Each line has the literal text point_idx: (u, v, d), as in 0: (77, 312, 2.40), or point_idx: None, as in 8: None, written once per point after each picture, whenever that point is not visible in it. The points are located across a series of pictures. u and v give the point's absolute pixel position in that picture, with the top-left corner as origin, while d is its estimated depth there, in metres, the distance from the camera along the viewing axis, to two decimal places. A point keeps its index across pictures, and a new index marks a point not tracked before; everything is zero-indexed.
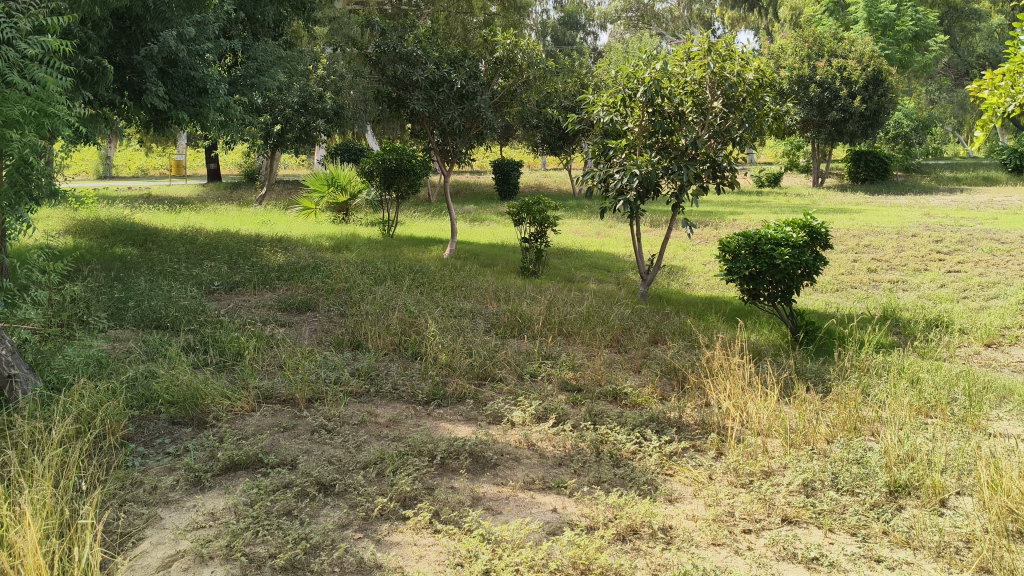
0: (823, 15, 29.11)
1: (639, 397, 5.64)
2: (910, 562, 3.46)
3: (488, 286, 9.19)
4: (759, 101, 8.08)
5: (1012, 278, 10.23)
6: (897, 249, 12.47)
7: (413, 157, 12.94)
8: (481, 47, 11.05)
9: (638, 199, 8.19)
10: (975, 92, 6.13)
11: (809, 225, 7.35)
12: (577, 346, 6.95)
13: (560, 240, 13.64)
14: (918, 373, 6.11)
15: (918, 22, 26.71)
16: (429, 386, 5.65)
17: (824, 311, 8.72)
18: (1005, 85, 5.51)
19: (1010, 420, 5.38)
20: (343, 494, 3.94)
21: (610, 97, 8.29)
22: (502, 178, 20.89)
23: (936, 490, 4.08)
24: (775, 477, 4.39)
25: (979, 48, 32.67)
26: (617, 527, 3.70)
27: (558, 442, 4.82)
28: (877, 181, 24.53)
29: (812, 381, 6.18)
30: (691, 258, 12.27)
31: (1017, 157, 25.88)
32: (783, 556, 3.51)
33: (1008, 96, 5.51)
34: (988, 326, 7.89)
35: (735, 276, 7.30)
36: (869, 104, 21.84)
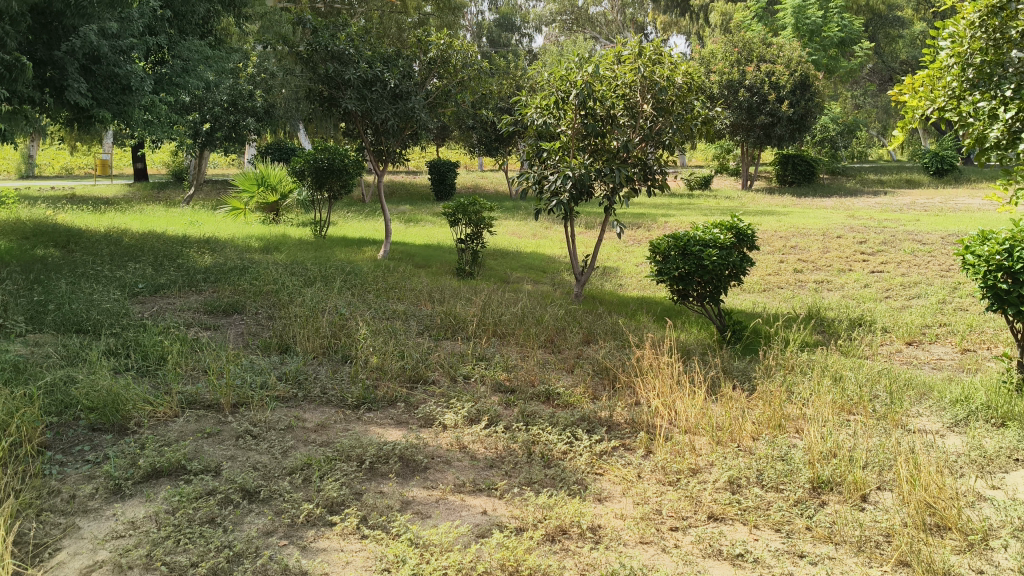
0: (753, 21, 29.69)
1: (572, 396, 5.62)
2: (833, 557, 3.50)
3: (421, 287, 9.11)
4: (688, 105, 8.17)
5: (933, 279, 10.51)
6: (823, 250, 12.72)
7: (345, 157, 12.75)
8: (415, 48, 11.03)
9: (572, 200, 8.13)
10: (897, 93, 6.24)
11: (736, 227, 7.44)
12: (511, 347, 6.92)
13: (496, 241, 13.61)
14: (841, 371, 6.23)
15: (844, 28, 27.37)
16: (359, 389, 5.53)
17: (751, 310, 8.85)
18: (924, 90, 5.63)
19: (930, 416, 5.52)
20: (268, 501, 3.82)
21: (543, 100, 8.26)
22: (438, 178, 20.74)
23: (857, 485, 4.14)
24: (701, 474, 4.42)
25: (902, 55, 33.63)
26: (546, 527, 3.67)
27: (490, 444, 4.78)
28: (804, 184, 25.07)
29: (739, 380, 6.25)
30: (624, 259, 12.38)
31: (938, 160, 26.67)
32: (710, 553, 3.52)
33: (927, 100, 5.65)
34: (909, 324, 8.09)
35: (665, 276, 7.33)
36: (796, 108, 22.35)
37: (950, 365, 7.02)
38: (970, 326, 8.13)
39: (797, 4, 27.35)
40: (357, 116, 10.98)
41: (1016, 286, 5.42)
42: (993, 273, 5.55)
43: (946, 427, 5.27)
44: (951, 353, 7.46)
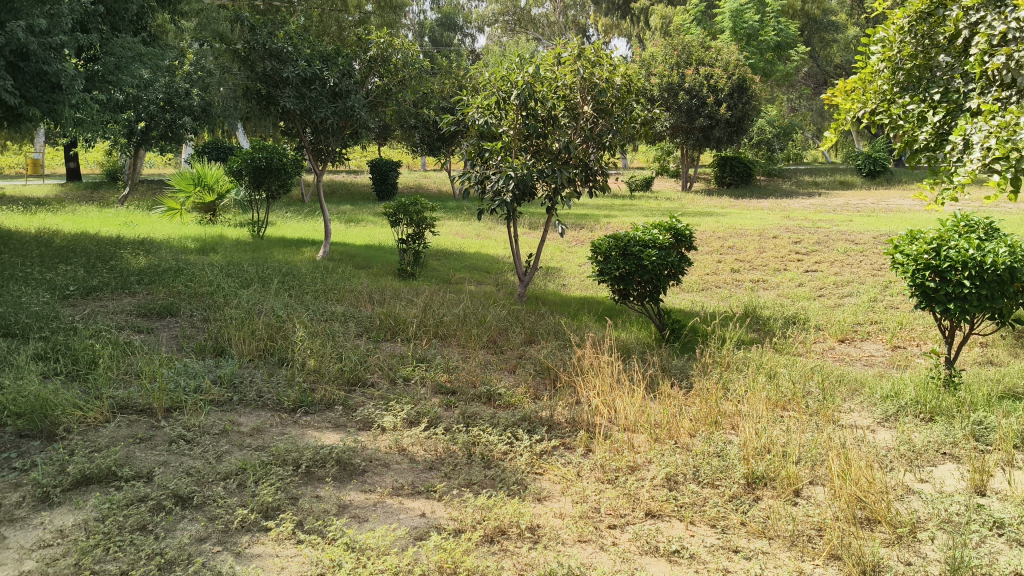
0: (692, 24, 30.06)
1: (513, 397, 5.60)
2: (766, 552, 3.54)
3: (362, 288, 9.01)
4: (628, 107, 8.28)
5: (865, 278, 10.74)
6: (760, 250, 12.92)
7: (283, 157, 12.57)
8: (354, 46, 11.00)
9: (514, 201, 8.07)
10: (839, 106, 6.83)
11: (675, 227, 7.51)
12: (452, 348, 6.87)
13: (438, 241, 13.54)
14: (776, 368, 6.33)
15: (780, 33, 27.93)
16: (296, 392, 5.44)
17: (689, 309, 8.94)
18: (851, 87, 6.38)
19: (861, 412, 5.63)
20: (201, 507, 3.73)
21: (484, 100, 8.17)
22: (380, 178, 20.57)
23: (790, 480, 4.20)
24: (639, 472, 4.45)
25: (836, 59, 34.39)
26: (484, 529, 3.64)
27: (429, 446, 4.73)
28: (741, 185, 25.46)
29: (677, 377, 6.31)
30: (566, 259, 12.42)
31: (871, 162, 27.22)
32: (647, 550, 3.53)
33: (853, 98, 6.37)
34: (841, 322, 8.26)
35: (606, 276, 7.36)
36: (734, 111, 22.68)
37: (880, 361, 7.19)
38: (900, 323, 8.33)
39: (734, 8, 27.77)
40: (295, 115, 10.79)
41: (944, 284, 5.55)
42: (920, 272, 5.67)
43: (877, 422, 5.37)
44: (882, 349, 7.64)
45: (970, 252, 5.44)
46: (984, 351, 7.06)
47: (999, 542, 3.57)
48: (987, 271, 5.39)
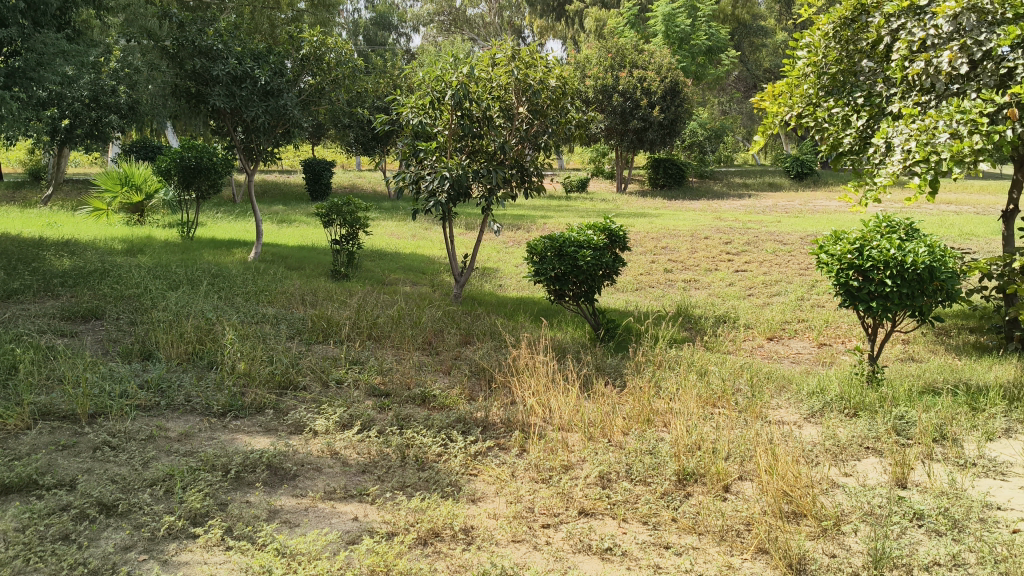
0: (626, 27, 30.38)
1: (447, 398, 5.57)
2: (696, 547, 3.59)
3: (294, 289, 8.88)
4: (562, 109, 8.32)
5: (793, 277, 10.99)
6: (692, 250, 13.12)
7: (214, 156, 12.34)
8: (286, 45, 10.92)
9: (449, 201, 8.03)
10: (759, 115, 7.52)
11: (609, 228, 7.58)
12: (386, 350, 6.82)
13: (372, 242, 13.44)
14: (707, 366, 6.43)
15: (711, 37, 28.45)
16: (225, 397, 5.33)
17: (624, 309, 9.02)
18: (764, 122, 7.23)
19: (788, 408, 5.75)
20: (127, 515, 3.63)
21: (418, 100, 8.07)
22: (313, 178, 20.29)
23: (720, 476, 4.28)
24: (573, 470, 4.47)
25: (765, 63, 35.13)
26: (418, 531, 3.62)
27: (362, 449, 4.68)
28: (674, 186, 25.82)
29: (611, 376, 6.36)
30: (502, 260, 12.43)
31: (799, 164, 27.81)
32: (580, 548, 3.56)
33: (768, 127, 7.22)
34: (770, 321, 8.43)
35: (541, 276, 7.35)
36: (667, 113, 23.00)
37: (807, 358, 7.35)
38: (826, 321, 8.54)
39: (667, 12, 28.14)
40: (224, 113, 10.58)
41: (867, 283, 5.71)
42: (844, 271, 5.81)
43: (804, 418, 5.50)
44: (809, 346, 7.82)
45: (891, 252, 5.59)
46: (905, 348, 7.28)
47: (919, 533, 3.68)
48: (908, 271, 5.55)
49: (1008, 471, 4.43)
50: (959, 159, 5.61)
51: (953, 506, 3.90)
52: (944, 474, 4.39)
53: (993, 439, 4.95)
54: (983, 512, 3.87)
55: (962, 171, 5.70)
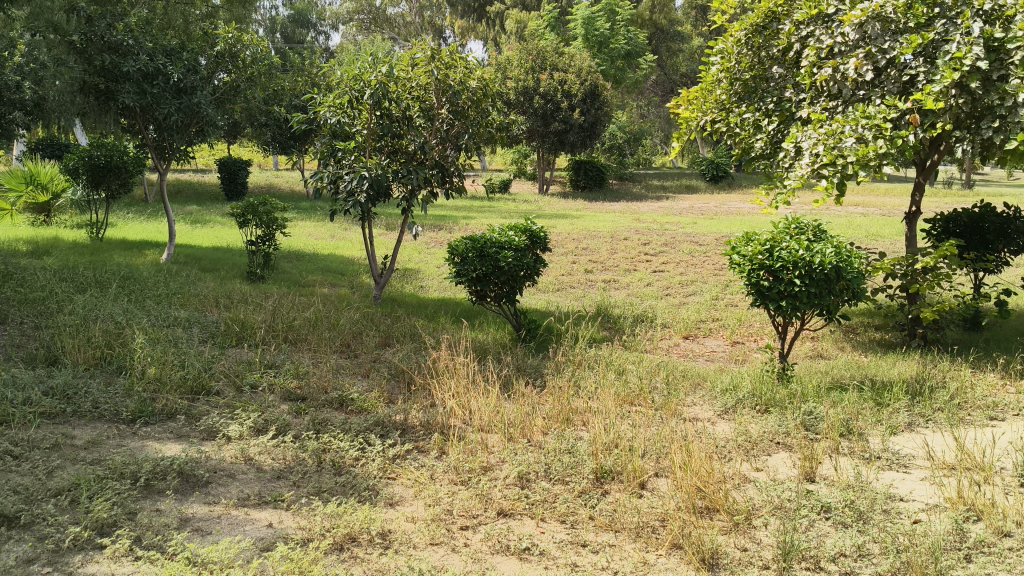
0: (546, 29, 30.58)
1: (365, 401, 5.50)
2: (613, 544, 3.63)
3: (208, 292, 8.67)
4: (483, 110, 8.36)
5: (708, 278, 11.22)
6: (611, 251, 13.26)
7: (124, 154, 11.96)
8: (200, 41, 10.64)
9: (368, 201, 7.88)
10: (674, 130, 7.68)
11: (529, 229, 7.61)
12: (303, 353, 6.70)
13: (290, 242, 13.22)
14: (624, 365, 6.51)
15: (630, 41, 28.89)
16: (135, 403, 5.17)
17: (544, 309, 9.07)
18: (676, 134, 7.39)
19: (703, 406, 5.85)
20: (30, 527, 3.49)
21: (337, 99, 7.95)
22: (228, 177, 19.85)
23: (636, 474, 4.33)
24: (492, 472, 4.47)
25: (682, 68, 35.81)
26: (334, 536, 3.57)
27: (277, 454, 4.59)
28: (594, 188, 26.04)
29: (531, 376, 6.38)
30: (423, 260, 12.36)
31: (714, 167, 28.45)
32: (498, 549, 3.56)
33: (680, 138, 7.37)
34: (686, 320, 8.59)
35: (462, 278, 7.29)
36: (587, 116, 23.26)
37: (721, 356, 7.50)
38: (740, 320, 8.75)
39: (586, 16, 28.40)
40: (135, 111, 10.27)
41: (777, 283, 5.87)
42: (755, 271, 5.96)
43: (717, 415, 5.62)
44: (722, 345, 7.98)
45: (800, 252, 5.76)
46: (814, 345, 7.50)
47: (826, 525, 3.79)
48: (816, 271, 5.72)
49: (910, 464, 4.60)
50: (864, 163, 5.80)
51: (859, 498, 4.04)
52: (850, 467, 4.53)
53: (896, 433, 5.14)
54: (886, 504, 4.01)
55: (867, 175, 5.90)
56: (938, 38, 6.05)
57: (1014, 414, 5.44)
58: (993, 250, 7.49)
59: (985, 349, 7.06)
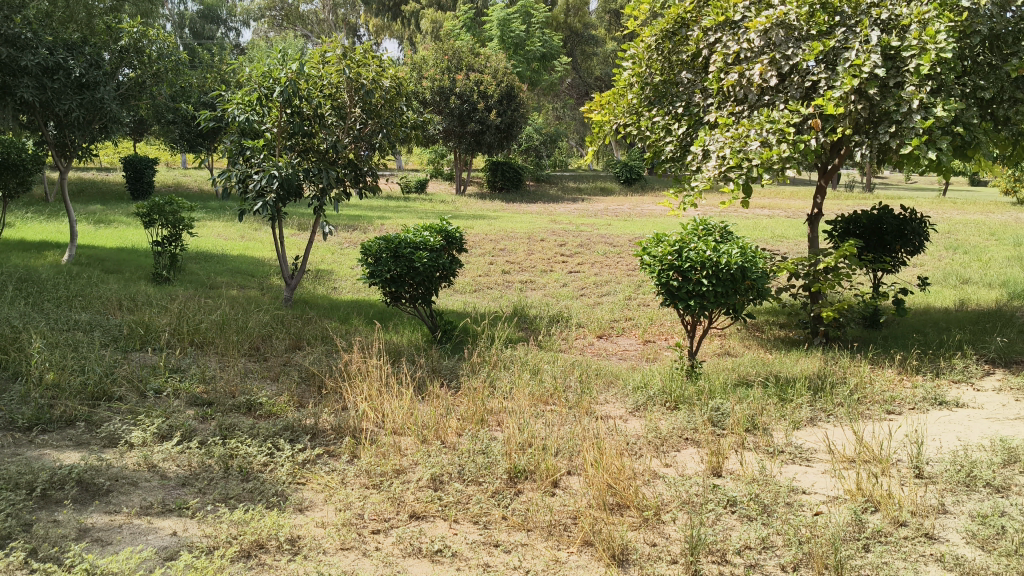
0: (462, 29, 30.55)
1: (274, 405, 5.40)
2: (524, 543, 3.65)
3: (112, 294, 8.38)
4: (397, 110, 8.33)
5: (622, 278, 11.39)
6: (528, 252, 13.34)
7: (23, 151, 11.47)
8: (103, 35, 10.31)
9: (279, 201, 7.70)
10: (588, 133, 7.78)
11: (445, 229, 7.58)
12: (210, 356, 6.54)
13: (198, 243, 12.89)
14: (539, 365, 6.55)
15: (545, 44, 29.14)
16: (31, 409, 4.96)
17: (460, 310, 9.06)
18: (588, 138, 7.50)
19: (615, 403, 5.93)
20: None
21: (246, 96, 7.71)
22: (134, 176, 19.23)
23: (549, 472, 4.36)
24: (405, 474, 4.43)
25: (596, 71, 36.27)
26: (241, 543, 3.49)
27: (182, 461, 4.47)
28: (512, 190, 26.10)
29: (446, 378, 6.34)
30: (337, 261, 12.22)
31: (628, 170, 28.90)
32: (409, 552, 3.53)
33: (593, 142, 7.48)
34: (600, 320, 8.69)
35: (375, 279, 7.18)
36: (504, 117, 23.32)
37: (634, 355, 7.62)
38: (651, 319, 8.91)
39: (502, 17, 28.49)
40: (35, 107, 9.71)
41: (685, 283, 5.98)
42: (665, 272, 6.05)
43: (629, 412, 5.70)
44: (635, 344, 8.10)
45: (707, 253, 5.88)
46: (721, 343, 7.68)
47: (732, 518, 3.88)
48: (722, 271, 5.86)
49: (812, 457, 4.75)
50: (768, 166, 5.99)
51: (763, 491, 4.15)
52: (755, 461, 4.65)
53: (799, 427, 5.30)
54: (789, 496, 4.12)
55: (771, 177, 6.09)
56: (839, 46, 6.25)
57: (910, 408, 5.66)
58: (890, 251, 7.80)
59: (883, 346, 7.33)
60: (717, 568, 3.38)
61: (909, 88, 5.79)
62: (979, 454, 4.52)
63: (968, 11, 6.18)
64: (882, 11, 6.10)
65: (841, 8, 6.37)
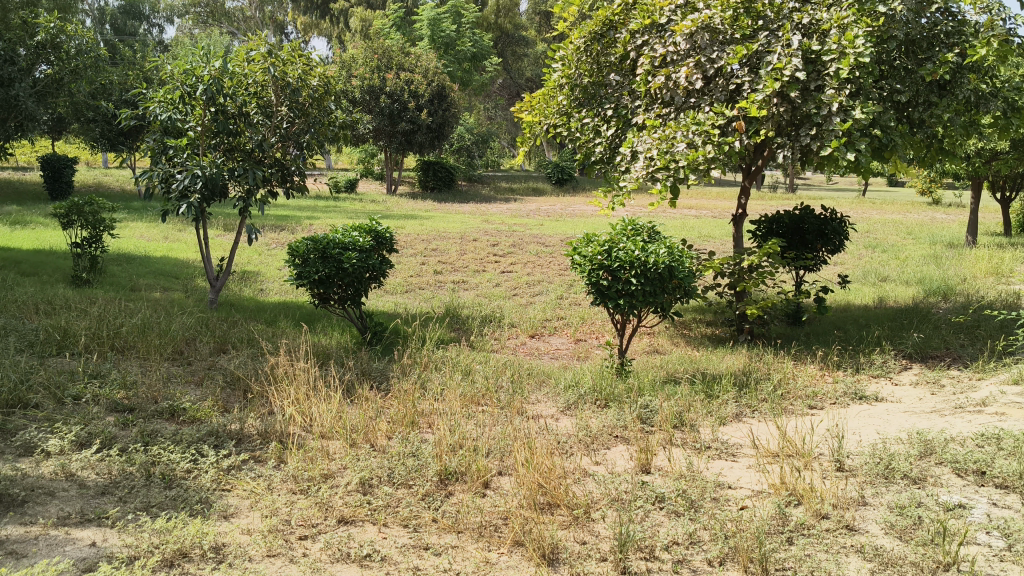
0: (392, 28, 30.34)
1: (198, 411, 5.28)
2: (455, 546, 3.63)
3: (28, 297, 8.09)
4: (325, 109, 8.25)
5: (554, 278, 11.45)
6: (460, 252, 13.33)
7: None
8: (18, 30, 9.94)
9: (202, 201, 7.53)
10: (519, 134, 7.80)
11: (374, 230, 7.53)
12: (132, 361, 6.37)
13: (120, 244, 12.56)
14: (471, 365, 6.54)
15: (475, 44, 29.17)
16: None
17: (392, 311, 9.00)
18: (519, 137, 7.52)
19: (547, 403, 5.96)
20: None
21: (167, 94, 7.49)
22: (53, 176, 18.62)
23: (480, 473, 4.35)
24: (333, 479, 4.37)
25: (527, 72, 36.43)
26: (163, 553, 3.39)
27: (102, 469, 4.33)
28: (444, 189, 26.02)
29: (376, 380, 6.29)
30: (265, 262, 12.03)
31: (560, 170, 29.09)
32: (337, 557, 3.48)
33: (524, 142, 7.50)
34: (532, 319, 8.72)
35: (303, 281, 7.05)
36: (435, 117, 23.24)
37: (566, 354, 7.67)
38: (582, 318, 8.98)
39: (432, 17, 28.36)
40: None
41: (615, 282, 6.03)
42: (595, 272, 6.08)
43: (560, 411, 5.73)
44: (567, 343, 8.16)
45: (636, 253, 5.94)
46: (651, 341, 7.78)
47: (660, 515, 3.93)
48: (650, 270, 5.93)
49: (738, 453, 4.84)
50: (694, 167, 6.08)
51: (690, 487, 4.21)
52: (683, 458, 4.71)
53: (725, 423, 5.40)
54: (715, 492, 4.19)
55: (696, 178, 6.18)
56: (762, 49, 6.38)
57: (831, 403, 5.82)
58: (812, 249, 7.99)
59: (806, 342, 7.52)
60: (646, 565, 3.42)
61: (829, 91, 5.93)
62: (897, 446, 4.66)
63: (885, 17, 6.35)
64: (804, 16, 6.21)
65: (764, 13, 6.45)
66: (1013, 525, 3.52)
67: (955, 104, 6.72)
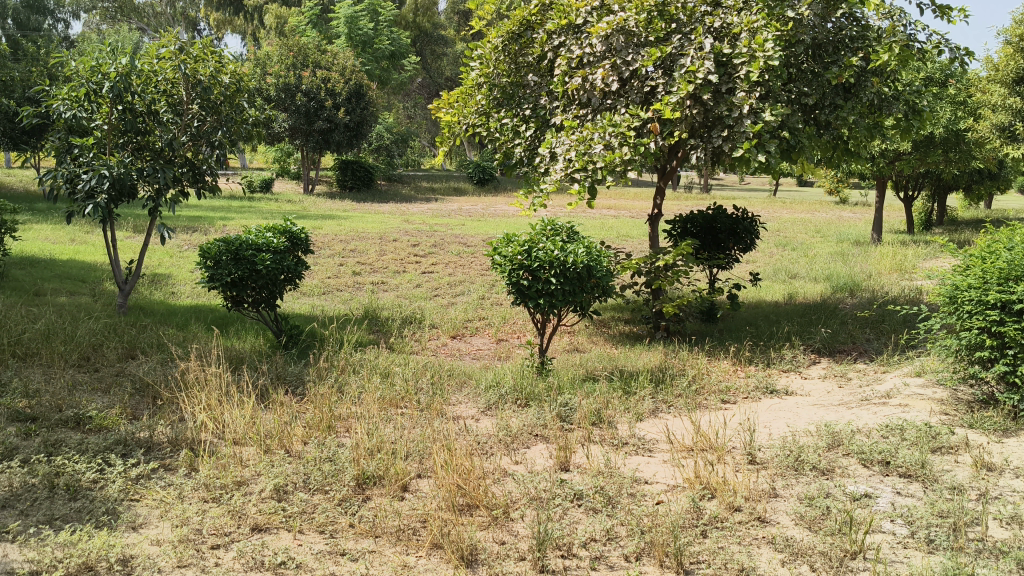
0: (308, 26, 29.95)
1: (105, 419, 5.11)
2: (372, 550, 3.60)
3: None
4: (238, 107, 8.08)
5: (474, 278, 11.45)
6: (380, 252, 13.21)
7: None
8: None
9: (110, 202, 7.27)
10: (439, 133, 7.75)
11: (289, 230, 7.41)
12: (35, 369, 6.12)
13: (22, 247, 12.06)
14: (390, 368, 6.48)
15: (393, 42, 28.99)
16: None
17: (309, 313, 8.87)
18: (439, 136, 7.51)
19: (467, 403, 5.95)
20: None
21: (72, 91, 7.21)
22: None
23: (398, 476, 4.32)
24: (246, 486, 4.29)
25: (446, 71, 36.38)
26: (68, 566, 3.27)
27: (2, 481, 4.15)
28: (363, 189, 25.76)
29: (292, 385, 6.18)
30: (178, 264, 11.73)
31: (480, 170, 29.12)
32: (251, 566, 3.42)
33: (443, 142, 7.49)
34: (453, 320, 8.70)
35: (215, 283, 6.88)
36: (353, 116, 23.01)
37: (486, 354, 7.68)
38: (503, 318, 8.99)
39: (349, 15, 28.04)
40: None
41: (534, 282, 6.05)
42: (515, 271, 6.08)
43: (480, 411, 5.72)
44: (487, 343, 8.16)
45: (555, 253, 5.98)
46: (570, 339, 7.84)
47: (578, 512, 3.96)
48: (569, 270, 5.98)
49: (653, 448, 4.92)
50: (611, 168, 6.17)
51: (607, 483, 4.26)
52: (600, 454, 4.76)
53: (642, 419, 5.48)
54: (632, 488, 4.25)
55: (613, 180, 6.27)
56: (675, 52, 6.50)
57: (744, 397, 5.96)
58: (724, 248, 8.18)
59: (720, 339, 7.68)
60: (563, 562, 3.44)
61: (740, 94, 6.07)
62: (806, 438, 4.80)
63: (793, 21, 6.51)
64: (716, 20, 6.36)
65: (677, 16, 6.58)
66: (915, 512, 3.66)
67: (859, 106, 6.96)
